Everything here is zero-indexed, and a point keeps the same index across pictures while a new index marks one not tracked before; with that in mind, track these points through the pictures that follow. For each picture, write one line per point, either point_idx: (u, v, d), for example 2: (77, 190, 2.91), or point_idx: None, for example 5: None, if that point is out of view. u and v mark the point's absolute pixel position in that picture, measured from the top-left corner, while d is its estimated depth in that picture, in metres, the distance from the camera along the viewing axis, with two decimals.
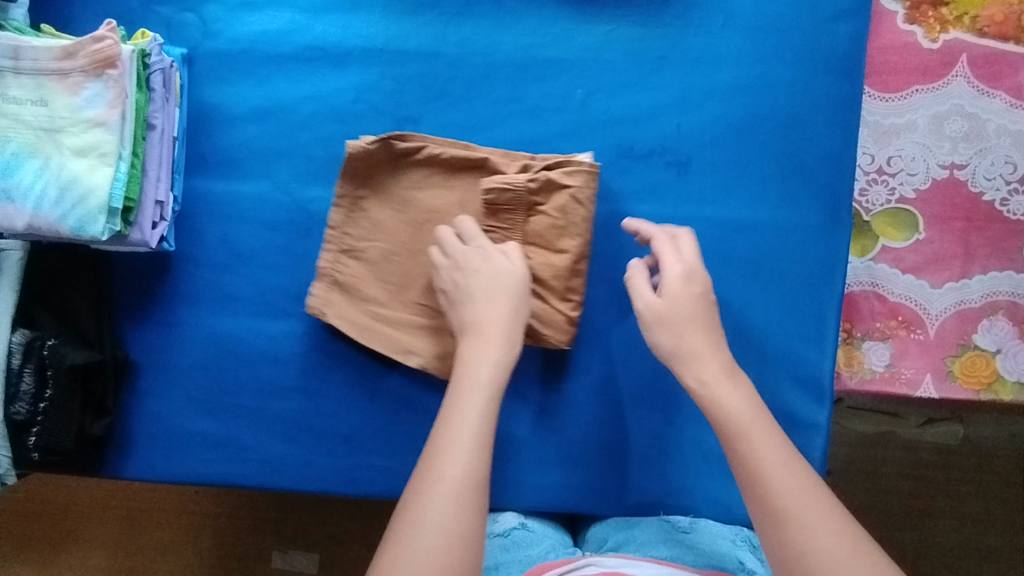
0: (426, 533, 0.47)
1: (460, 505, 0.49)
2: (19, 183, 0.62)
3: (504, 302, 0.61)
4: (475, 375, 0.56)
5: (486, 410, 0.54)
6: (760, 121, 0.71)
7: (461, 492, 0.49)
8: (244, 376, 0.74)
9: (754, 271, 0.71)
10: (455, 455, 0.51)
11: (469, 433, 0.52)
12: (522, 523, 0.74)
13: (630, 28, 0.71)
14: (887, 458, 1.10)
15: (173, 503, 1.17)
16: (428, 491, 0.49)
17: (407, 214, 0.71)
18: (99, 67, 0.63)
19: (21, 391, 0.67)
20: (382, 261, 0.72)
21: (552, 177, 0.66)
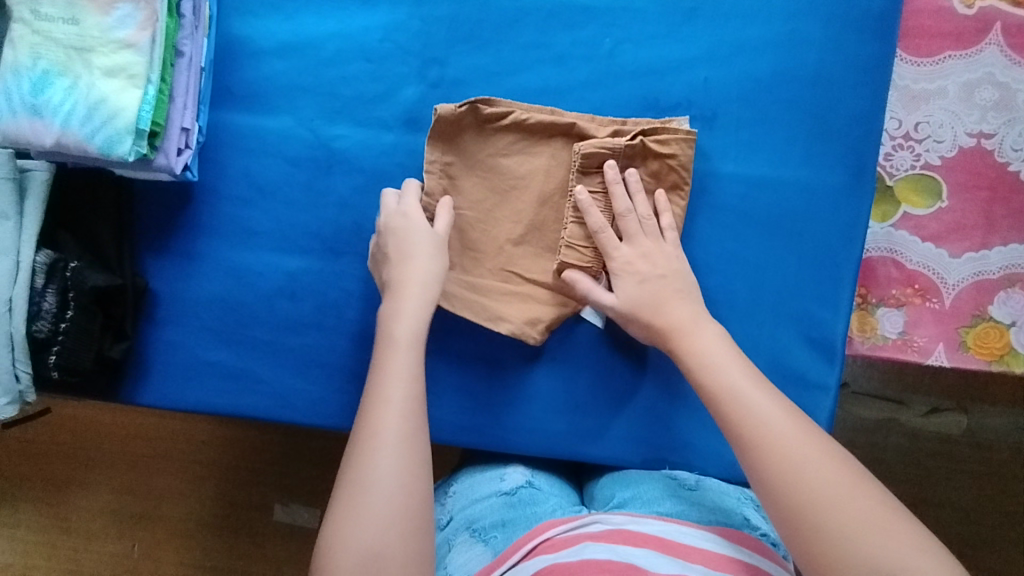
0: (383, 480, 0.55)
1: (396, 452, 0.56)
2: (50, 100, 0.62)
3: (434, 257, 0.67)
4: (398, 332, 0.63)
5: (413, 359, 0.62)
6: (788, 78, 0.70)
7: (399, 444, 0.57)
8: (261, 310, 0.75)
9: (773, 229, 0.71)
10: (388, 417, 0.58)
11: (398, 388, 0.60)
12: (529, 482, 0.76)
13: None
14: (889, 445, 1.11)
15: (177, 452, 1.19)
16: (367, 447, 0.56)
17: (492, 180, 0.72)
18: None
19: (44, 310, 0.68)
20: (466, 225, 0.72)
21: (648, 143, 0.67)
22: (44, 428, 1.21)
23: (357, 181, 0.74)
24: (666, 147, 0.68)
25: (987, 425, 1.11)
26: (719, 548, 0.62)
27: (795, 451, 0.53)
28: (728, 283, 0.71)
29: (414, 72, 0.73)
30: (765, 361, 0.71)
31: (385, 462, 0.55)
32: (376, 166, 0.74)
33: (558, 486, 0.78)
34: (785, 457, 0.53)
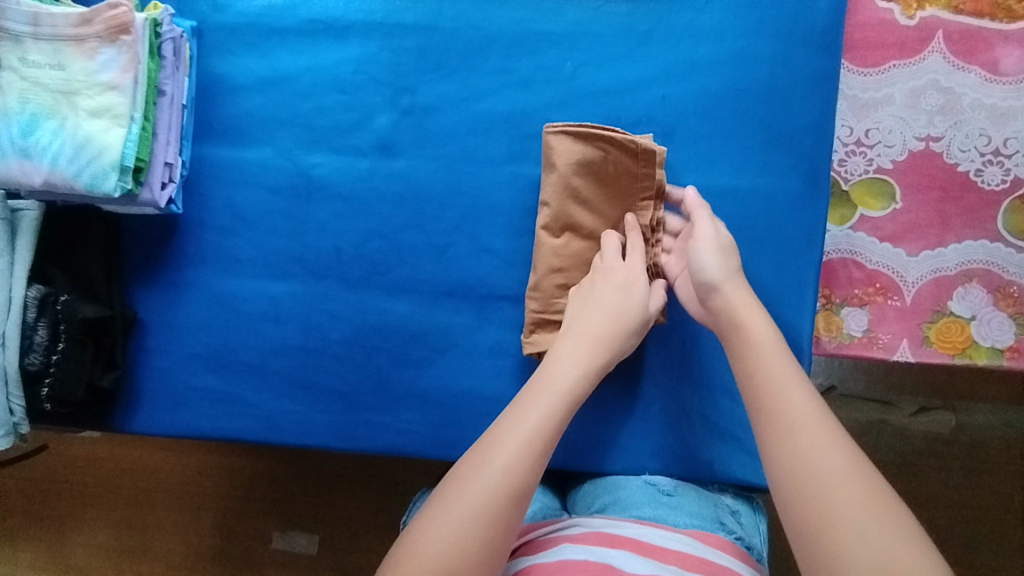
0: (473, 511, 0.51)
1: (497, 491, 0.52)
2: (38, 141, 0.66)
3: (613, 319, 0.65)
4: (557, 381, 0.59)
5: (557, 415, 0.57)
6: (742, 93, 0.74)
7: (503, 488, 0.52)
8: (246, 335, 0.77)
9: (735, 236, 0.74)
10: (507, 454, 0.53)
11: (533, 433, 0.55)
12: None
13: (617, 4, 0.75)
14: (881, 447, 1.13)
15: (175, 483, 1.20)
16: (470, 471, 0.53)
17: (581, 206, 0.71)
18: (113, 33, 0.66)
19: (35, 343, 0.71)
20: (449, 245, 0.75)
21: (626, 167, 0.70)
22: (42, 466, 1.23)
23: (336, 207, 0.77)
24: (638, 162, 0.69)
25: (975, 421, 1.13)
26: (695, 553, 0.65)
27: (842, 487, 0.48)
28: None
29: (386, 101, 0.76)
30: None
31: (476, 502, 0.51)
32: (354, 192, 0.77)
33: (542, 495, 0.80)
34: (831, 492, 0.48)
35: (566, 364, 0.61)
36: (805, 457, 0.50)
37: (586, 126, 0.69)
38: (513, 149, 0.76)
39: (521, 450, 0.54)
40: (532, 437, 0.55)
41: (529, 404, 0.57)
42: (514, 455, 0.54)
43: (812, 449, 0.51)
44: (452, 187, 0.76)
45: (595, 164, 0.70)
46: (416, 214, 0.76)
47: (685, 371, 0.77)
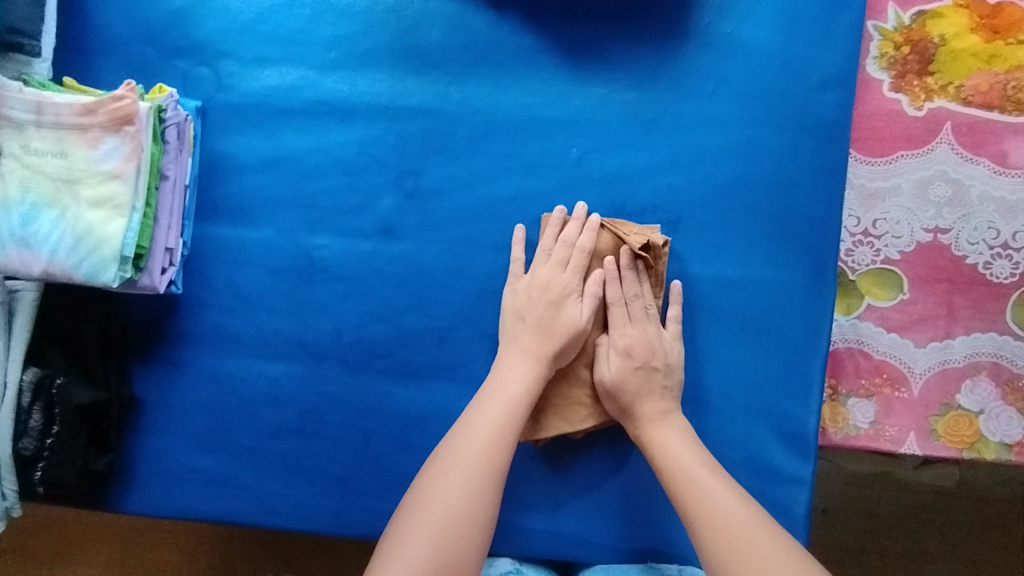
0: (449, 493, 0.61)
1: (473, 476, 0.62)
2: (38, 231, 0.65)
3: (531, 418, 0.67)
4: (513, 380, 0.67)
5: (511, 410, 0.65)
6: (748, 183, 0.73)
7: (477, 470, 0.62)
8: (243, 416, 0.76)
9: (740, 329, 0.73)
10: (472, 443, 0.63)
11: (490, 422, 0.65)
12: (515, 568, 0.76)
13: (623, 92, 0.74)
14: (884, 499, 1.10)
15: None
16: (447, 471, 0.62)
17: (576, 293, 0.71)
18: (117, 123, 0.66)
19: (30, 427, 0.70)
20: (446, 334, 0.75)
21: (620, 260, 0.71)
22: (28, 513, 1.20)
23: (336, 288, 0.76)
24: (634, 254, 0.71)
25: (982, 476, 1.10)
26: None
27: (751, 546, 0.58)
28: (699, 381, 0.73)
29: (390, 183, 0.76)
30: (739, 460, 0.73)
31: (456, 486, 0.61)
32: (356, 274, 0.76)
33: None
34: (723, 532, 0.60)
35: (517, 368, 0.68)
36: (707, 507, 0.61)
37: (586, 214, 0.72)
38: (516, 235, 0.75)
39: (489, 436, 0.64)
40: (491, 427, 0.64)
41: (492, 402, 0.66)
42: (484, 443, 0.63)
43: (702, 487, 0.62)
44: (454, 271, 0.76)
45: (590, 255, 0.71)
46: (418, 297, 0.76)
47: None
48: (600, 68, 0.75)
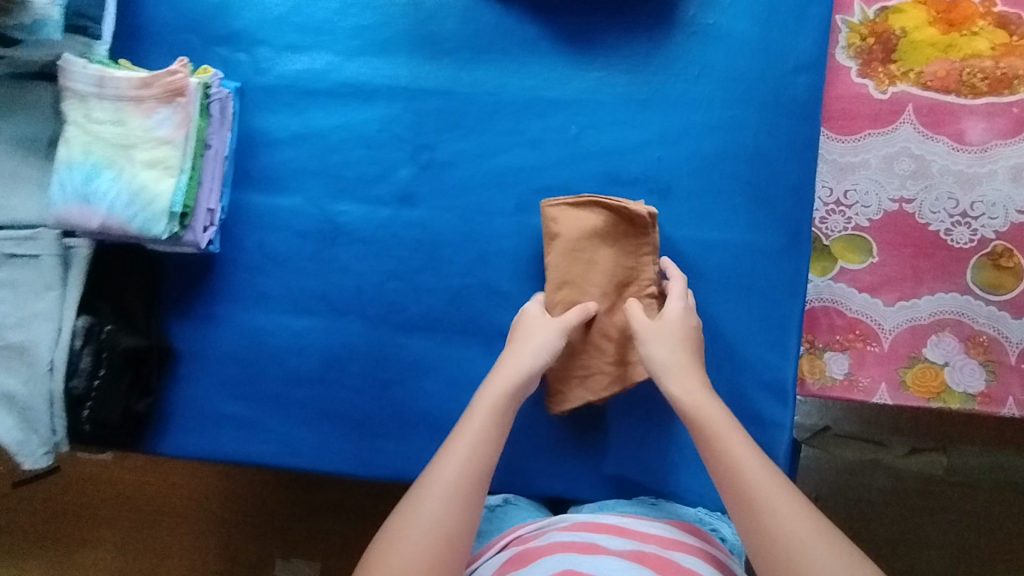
0: (458, 455, 0.65)
1: (447, 504, 0.62)
2: (98, 188, 0.74)
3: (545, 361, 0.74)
4: (522, 359, 0.73)
5: (514, 384, 0.71)
6: (729, 156, 0.81)
7: (481, 435, 0.67)
8: (271, 365, 0.84)
9: (722, 288, 0.81)
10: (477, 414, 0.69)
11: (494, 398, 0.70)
12: (506, 500, 0.82)
13: (617, 76, 0.84)
14: (874, 486, 1.15)
15: (180, 508, 1.24)
16: (421, 500, 0.62)
17: (587, 266, 0.79)
18: (170, 95, 0.75)
19: (80, 368, 0.78)
20: (458, 292, 0.83)
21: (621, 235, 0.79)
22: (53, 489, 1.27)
23: (358, 249, 0.84)
24: (636, 227, 0.79)
25: (969, 463, 1.14)
26: (657, 552, 0.68)
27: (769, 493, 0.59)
28: None
29: (407, 156, 0.84)
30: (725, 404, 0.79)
31: (464, 449, 0.66)
32: (375, 237, 0.84)
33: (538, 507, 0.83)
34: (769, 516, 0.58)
35: (526, 348, 0.74)
36: (748, 495, 0.60)
37: (588, 198, 0.79)
38: (523, 202, 0.84)
39: (492, 408, 0.69)
40: (496, 398, 0.70)
41: (500, 375, 0.72)
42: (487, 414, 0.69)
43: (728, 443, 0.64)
44: (465, 234, 0.84)
45: (598, 232, 0.79)
46: (432, 258, 0.84)
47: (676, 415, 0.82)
48: (596, 54, 0.84)
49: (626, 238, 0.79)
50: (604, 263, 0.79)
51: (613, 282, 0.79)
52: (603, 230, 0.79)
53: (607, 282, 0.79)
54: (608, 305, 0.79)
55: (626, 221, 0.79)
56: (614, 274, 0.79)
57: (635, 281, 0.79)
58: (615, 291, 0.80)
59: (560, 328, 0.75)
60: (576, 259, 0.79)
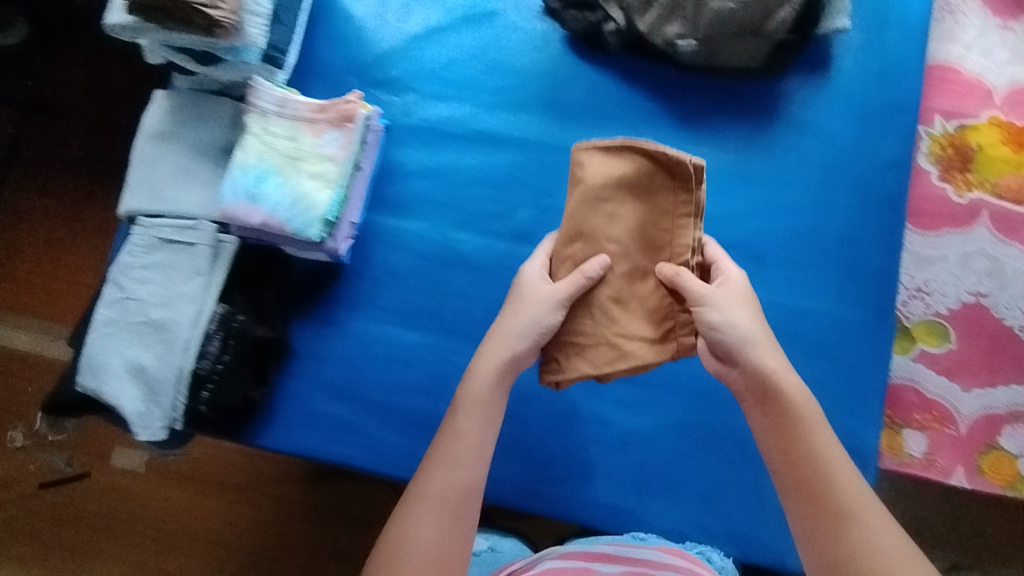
0: (444, 470, 0.71)
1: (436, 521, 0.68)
2: (265, 190, 0.83)
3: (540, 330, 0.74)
4: (510, 329, 0.75)
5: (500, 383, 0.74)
6: (822, 234, 0.90)
7: (467, 447, 0.72)
8: (379, 374, 0.90)
9: (812, 353, 0.87)
10: (466, 424, 0.73)
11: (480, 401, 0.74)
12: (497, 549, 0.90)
13: (723, 153, 0.94)
14: None
15: (205, 534, 1.22)
16: (411, 515, 0.69)
17: (613, 216, 0.73)
18: (341, 120, 0.86)
19: (208, 351, 0.83)
20: None
21: (653, 180, 0.72)
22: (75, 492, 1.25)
23: (473, 276, 0.91)
24: (675, 181, 0.71)
25: None
26: None
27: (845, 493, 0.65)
28: None
29: (529, 200, 0.94)
30: None
31: (448, 465, 0.71)
32: (490, 267, 0.92)
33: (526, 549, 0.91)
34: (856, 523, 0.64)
35: (518, 316, 0.75)
36: (835, 493, 0.65)
37: (621, 143, 0.73)
38: None
39: (483, 417, 0.73)
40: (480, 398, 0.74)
41: (489, 359, 0.75)
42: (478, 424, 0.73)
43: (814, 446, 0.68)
44: None
45: (630, 179, 0.72)
46: None
47: (735, 465, 0.87)
48: (705, 134, 0.95)
49: (664, 189, 0.72)
50: (630, 221, 0.73)
51: (639, 241, 0.73)
52: (635, 178, 0.72)
53: (630, 241, 0.73)
54: (630, 270, 0.73)
55: (663, 171, 0.71)
56: (641, 232, 0.73)
57: (668, 246, 0.72)
58: (642, 253, 0.73)
59: (558, 300, 0.73)
60: (598, 211, 0.73)
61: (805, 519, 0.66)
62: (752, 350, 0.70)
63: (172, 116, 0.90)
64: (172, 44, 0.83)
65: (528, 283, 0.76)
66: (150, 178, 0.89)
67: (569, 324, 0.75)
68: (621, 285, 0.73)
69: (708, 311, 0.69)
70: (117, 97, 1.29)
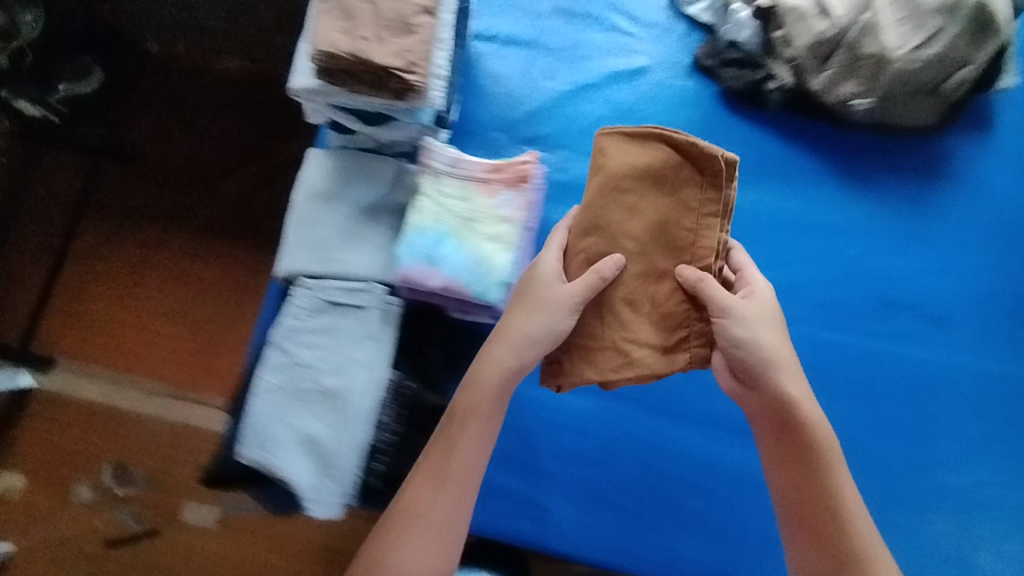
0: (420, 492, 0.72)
1: (425, 537, 0.70)
2: (444, 254, 0.81)
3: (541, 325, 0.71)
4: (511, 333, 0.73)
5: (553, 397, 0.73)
6: (1000, 296, 0.90)
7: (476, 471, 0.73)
8: (549, 442, 0.86)
9: (999, 418, 0.87)
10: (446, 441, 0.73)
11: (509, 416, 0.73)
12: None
13: (890, 211, 0.93)
14: None
15: None
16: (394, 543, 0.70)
17: (670, 215, 0.68)
18: (516, 181, 0.85)
19: (381, 422, 0.83)
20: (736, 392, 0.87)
21: (704, 178, 0.67)
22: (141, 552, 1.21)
23: None
24: (704, 176, 0.66)
25: None
26: None
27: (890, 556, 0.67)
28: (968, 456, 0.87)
29: None
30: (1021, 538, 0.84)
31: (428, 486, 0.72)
32: None
33: None
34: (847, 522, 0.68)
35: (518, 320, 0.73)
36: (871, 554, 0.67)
37: (651, 133, 0.68)
38: (801, 312, 0.90)
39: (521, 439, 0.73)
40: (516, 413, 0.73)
41: (492, 362, 0.74)
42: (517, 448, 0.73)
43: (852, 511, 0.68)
44: None
45: (644, 169, 0.68)
46: None
47: (752, 494, 0.86)
48: (868, 189, 0.94)
49: (687, 184, 0.67)
50: (653, 216, 0.68)
51: (658, 239, 0.68)
52: (660, 170, 0.68)
53: (650, 239, 0.68)
54: (656, 272, 0.68)
55: (691, 164, 0.67)
56: (664, 229, 0.68)
57: (691, 246, 0.68)
58: (661, 252, 0.68)
59: (575, 304, 0.69)
60: (617, 206, 0.69)
61: (799, 532, 0.69)
62: (776, 372, 0.70)
63: (332, 178, 0.89)
64: (337, 105, 0.82)
65: (547, 282, 0.71)
66: (311, 240, 0.87)
67: (580, 325, 0.72)
68: (634, 287, 0.69)
69: (732, 325, 0.68)
70: (187, 145, 1.32)
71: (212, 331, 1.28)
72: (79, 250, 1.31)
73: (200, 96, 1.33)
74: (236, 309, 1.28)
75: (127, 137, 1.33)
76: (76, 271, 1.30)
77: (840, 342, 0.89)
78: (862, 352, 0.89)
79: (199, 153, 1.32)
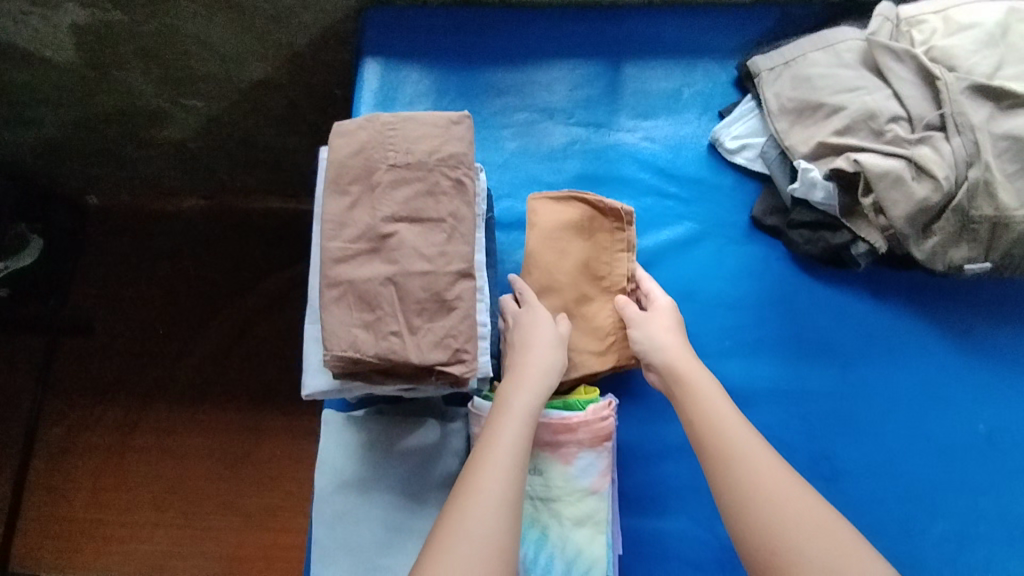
0: (476, 521, 0.55)
1: (500, 519, 0.55)
2: (524, 553, 0.66)
3: (547, 355, 0.68)
4: (528, 361, 0.67)
5: (524, 434, 0.61)
6: None
7: (502, 494, 0.57)
8: None
9: None
10: (493, 465, 0.58)
11: (519, 447, 0.60)
12: None
13: (1009, 371, 0.79)
14: None
15: None
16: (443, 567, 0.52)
17: (596, 259, 0.77)
18: (597, 441, 0.68)
19: None
20: None
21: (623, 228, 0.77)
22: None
23: None
24: (610, 221, 0.77)
25: None
26: None
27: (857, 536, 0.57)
28: None
29: (805, 464, 0.76)
30: None
31: (482, 517, 0.55)
32: None
33: None
34: (766, 501, 0.58)
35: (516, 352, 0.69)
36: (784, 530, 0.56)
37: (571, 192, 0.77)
38: (941, 511, 0.75)
39: (512, 454, 0.59)
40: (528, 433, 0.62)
41: (509, 390, 0.64)
42: (503, 468, 0.58)
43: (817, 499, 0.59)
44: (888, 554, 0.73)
45: (572, 227, 0.76)
46: None
47: None
48: (973, 347, 0.80)
49: (602, 232, 0.77)
50: (577, 256, 0.76)
51: (584, 272, 0.77)
52: (580, 224, 0.77)
53: (577, 273, 0.76)
54: (576, 298, 0.76)
55: (602, 216, 0.77)
56: (587, 265, 0.77)
57: (608, 276, 0.77)
58: (588, 282, 0.77)
59: (564, 336, 0.71)
60: (550, 249, 0.76)
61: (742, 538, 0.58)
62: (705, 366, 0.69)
63: (360, 455, 0.72)
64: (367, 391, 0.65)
65: (535, 316, 0.71)
66: (344, 542, 0.69)
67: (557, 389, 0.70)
68: (571, 314, 0.76)
69: (639, 333, 0.72)
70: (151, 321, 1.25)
71: (210, 531, 1.14)
72: (44, 450, 1.19)
73: (167, 267, 1.27)
74: (235, 487, 1.16)
75: (90, 320, 1.25)
76: (40, 473, 1.18)
77: (990, 545, 0.74)
78: (1012, 549, 0.74)
79: (169, 330, 1.24)
